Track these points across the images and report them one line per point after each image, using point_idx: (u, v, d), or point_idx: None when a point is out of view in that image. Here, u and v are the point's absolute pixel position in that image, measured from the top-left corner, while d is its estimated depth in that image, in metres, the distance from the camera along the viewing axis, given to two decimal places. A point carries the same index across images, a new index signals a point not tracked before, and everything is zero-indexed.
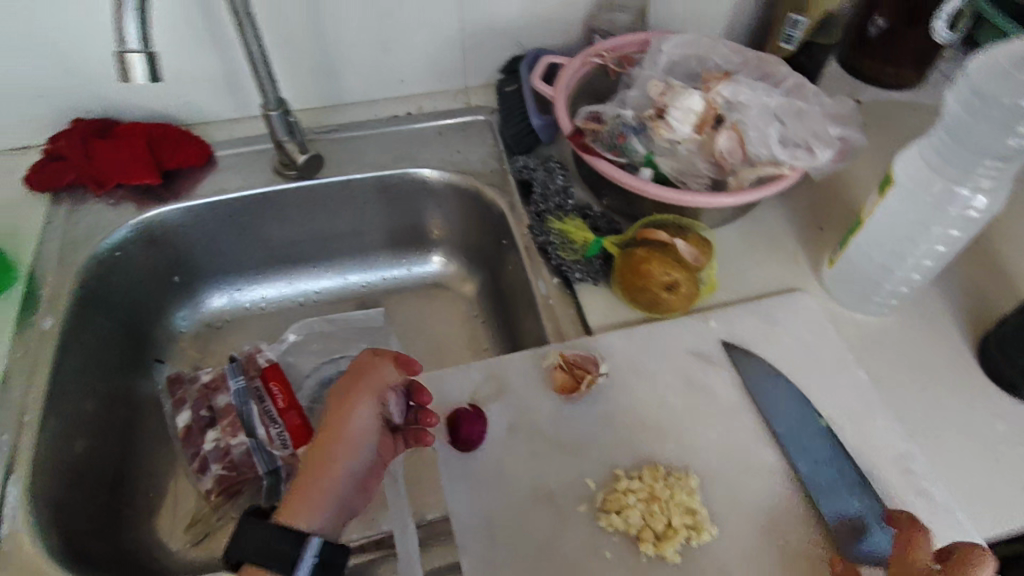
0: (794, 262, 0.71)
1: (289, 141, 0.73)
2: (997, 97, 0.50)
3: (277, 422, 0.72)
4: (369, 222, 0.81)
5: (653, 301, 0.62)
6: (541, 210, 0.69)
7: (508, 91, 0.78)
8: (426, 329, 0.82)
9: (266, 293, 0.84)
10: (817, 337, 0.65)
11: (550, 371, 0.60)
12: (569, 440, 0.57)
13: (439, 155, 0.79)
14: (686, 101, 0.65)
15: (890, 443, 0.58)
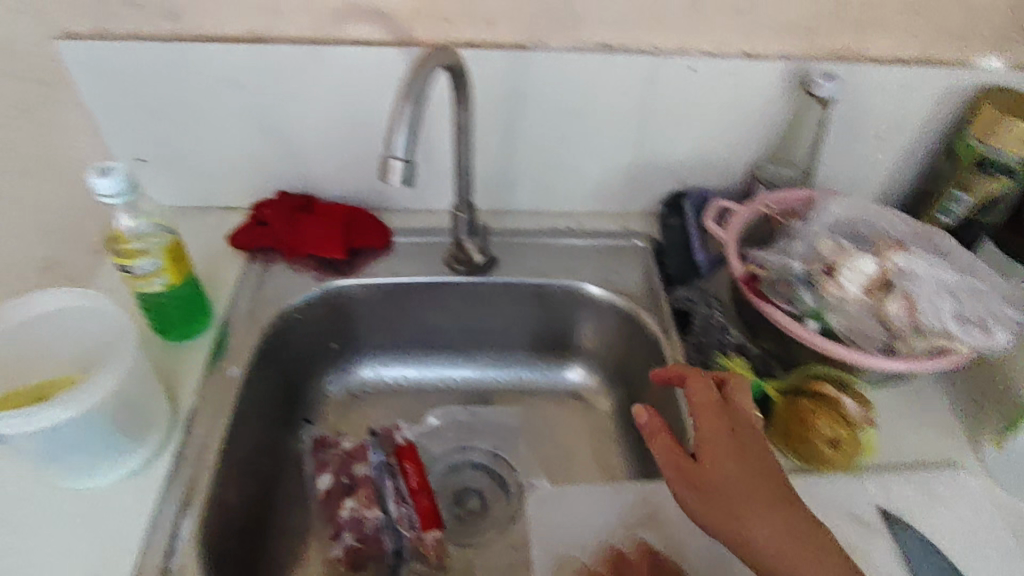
0: (951, 436, 0.70)
1: (467, 241, 0.80)
2: None
3: (406, 501, 0.74)
4: (519, 322, 0.86)
5: (813, 454, 0.64)
6: (702, 343, 0.73)
7: (670, 223, 0.84)
8: (556, 435, 0.84)
9: (409, 373, 0.88)
10: (979, 520, 0.63)
11: None
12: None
13: (597, 272, 0.84)
14: (859, 265, 0.68)
15: None
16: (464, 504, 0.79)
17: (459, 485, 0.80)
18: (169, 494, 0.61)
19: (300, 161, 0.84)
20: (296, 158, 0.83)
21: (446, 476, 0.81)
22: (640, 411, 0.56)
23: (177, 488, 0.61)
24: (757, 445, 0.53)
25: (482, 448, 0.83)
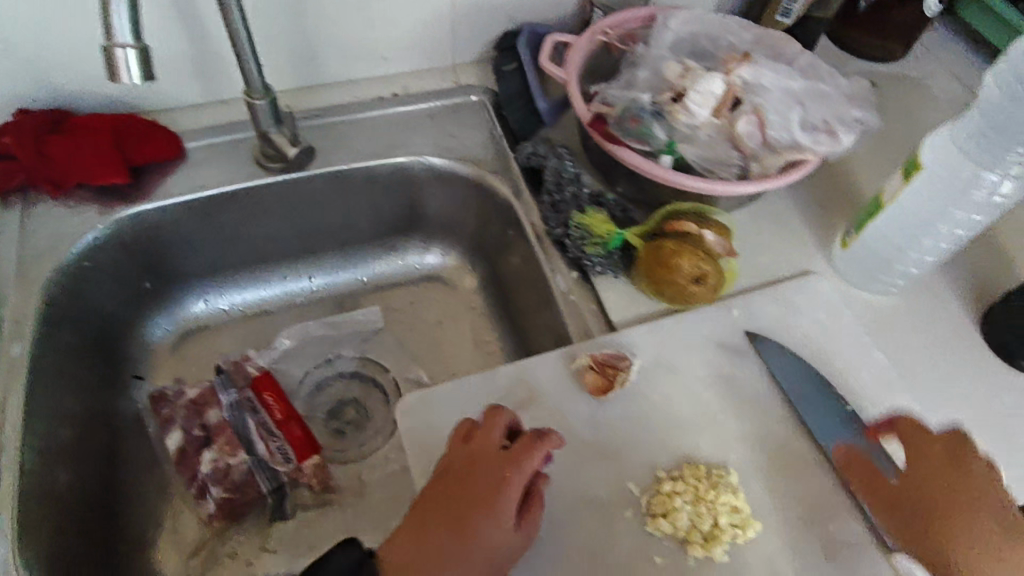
0: (802, 244, 0.71)
1: (275, 132, 0.67)
2: None
3: (275, 434, 0.68)
4: (359, 214, 0.77)
5: (680, 294, 0.61)
6: (556, 201, 0.66)
7: (505, 70, 0.74)
8: (427, 326, 0.79)
9: (246, 296, 0.77)
10: (831, 317, 0.66)
11: (581, 373, 0.58)
12: (606, 448, 0.55)
13: (431, 141, 0.75)
14: (708, 85, 0.63)
15: (910, 422, 0.60)
16: (340, 419, 0.74)
17: (331, 402, 0.75)
18: None
19: (25, 65, 0.64)
20: (17, 62, 0.63)
21: (316, 395, 0.75)
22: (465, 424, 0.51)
23: None
24: None
25: (347, 355, 0.77)
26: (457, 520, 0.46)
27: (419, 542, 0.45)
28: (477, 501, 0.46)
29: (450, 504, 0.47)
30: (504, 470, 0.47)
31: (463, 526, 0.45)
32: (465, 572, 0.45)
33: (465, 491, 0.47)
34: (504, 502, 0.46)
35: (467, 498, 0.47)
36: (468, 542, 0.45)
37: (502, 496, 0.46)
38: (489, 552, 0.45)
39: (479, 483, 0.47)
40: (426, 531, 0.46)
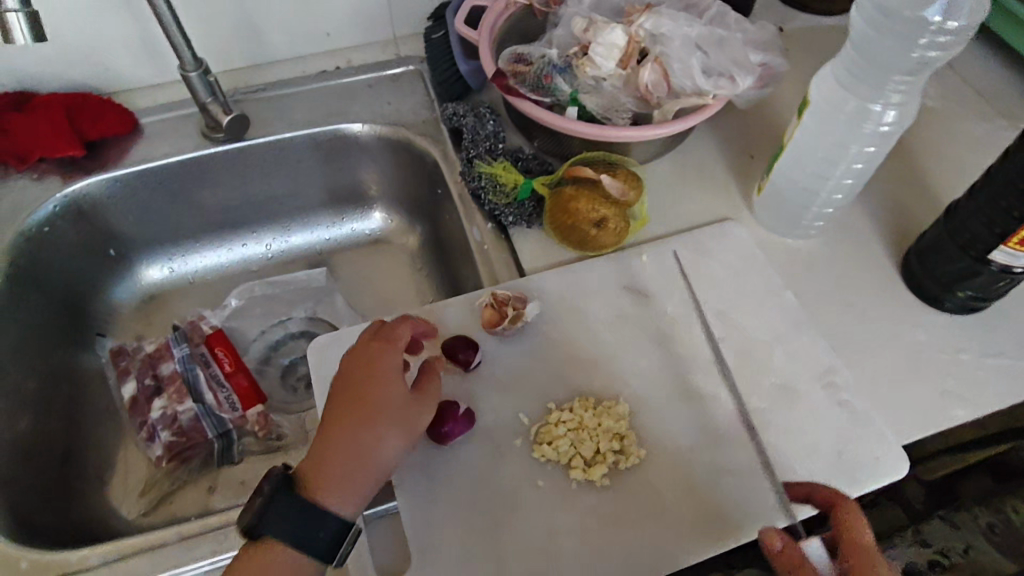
0: (724, 192, 0.72)
1: (212, 103, 0.72)
2: (899, 10, 0.51)
3: (224, 386, 0.73)
4: (306, 182, 0.81)
5: (583, 239, 0.64)
6: (471, 155, 0.69)
7: (434, 38, 0.78)
8: (374, 286, 0.83)
9: (205, 262, 0.83)
10: (744, 261, 0.67)
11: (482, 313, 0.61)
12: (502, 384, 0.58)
13: (369, 108, 0.79)
14: (608, 37, 0.65)
15: (815, 358, 0.61)
16: (291, 376, 0.78)
17: (283, 358, 0.79)
18: None
19: None
20: None
21: (267, 351, 0.79)
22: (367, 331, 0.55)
23: None
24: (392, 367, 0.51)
25: (298, 316, 0.81)
26: (357, 404, 0.49)
27: (331, 437, 0.49)
28: (370, 382, 0.50)
29: (349, 398, 0.50)
30: (378, 352, 0.51)
31: (364, 406, 0.49)
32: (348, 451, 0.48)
33: (348, 388, 0.51)
34: (391, 375, 0.51)
35: (351, 390, 0.50)
36: (372, 416, 0.49)
37: (384, 370, 0.51)
38: (396, 416, 0.50)
39: (367, 367, 0.51)
40: (333, 423, 0.49)
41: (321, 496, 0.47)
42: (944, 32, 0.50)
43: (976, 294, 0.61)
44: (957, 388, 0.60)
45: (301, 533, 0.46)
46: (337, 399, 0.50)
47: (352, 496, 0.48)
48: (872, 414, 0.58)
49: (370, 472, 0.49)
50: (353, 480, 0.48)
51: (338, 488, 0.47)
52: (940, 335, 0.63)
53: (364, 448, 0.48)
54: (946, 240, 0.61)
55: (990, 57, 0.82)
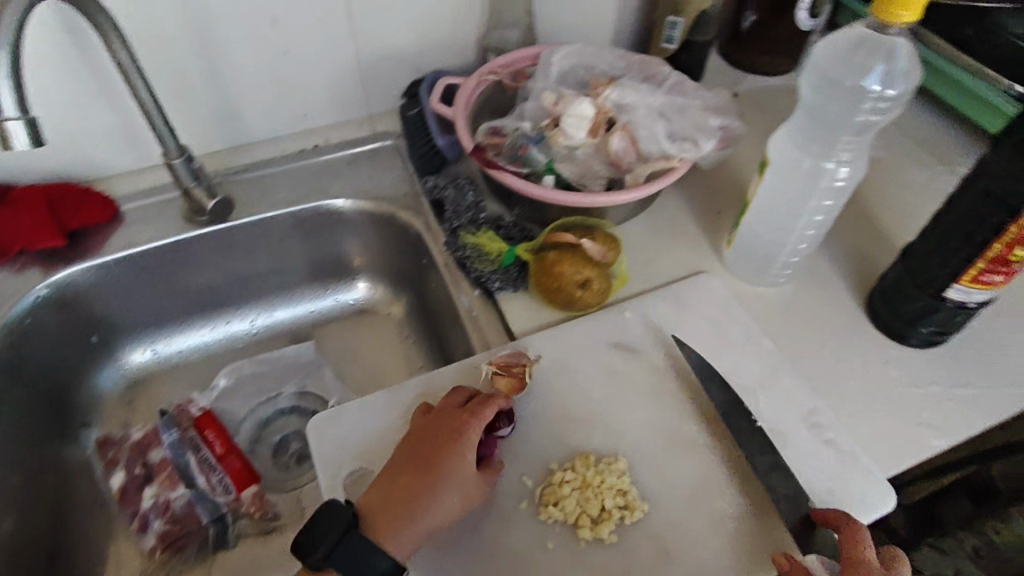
0: (697, 246, 0.76)
1: (196, 188, 0.73)
2: (842, 79, 0.56)
3: (216, 468, 0.72)
4: (289, 259, 0.83)
5: (570, 300, 0.66)
6: (455, 226, 0.72)
7: (410, 114, 0.81)
8: (362, 356, 0.84)
9: (189, 343, 0.83)
10: (722, 311, 0.70)
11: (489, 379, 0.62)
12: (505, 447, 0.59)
13: (350, 185, 0.81)
14: (578, 109, 0.70)
15: (798, 401, 0.64)
16: (282, 454, 0.77)
17: (273, 436, 0.79)
18: None
19: None
20: None
21: (258, 430, 0.79)
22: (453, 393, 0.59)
23: None
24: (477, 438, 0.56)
25: (287, 392, 0.81)
26: (428, 466, 0.54)
27: (399, 487, 0.53)
28: (447, 446, 0.55)
29: (423, 455, 0.55)
30: (462, 423, 0.56)
31: (435, 470, 0.54)
32: (416, 502, 0.53)
33: (434, 441, 0.55)
34: (467, 450, 0.54)
35: (434, 446, 0.55)
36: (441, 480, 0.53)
37: (462, 442, 0.55)
38: (461, 486, 0.54)
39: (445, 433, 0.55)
40: (404, 472, 0.54)
41: (380, 537, 0.52)
42: (883, 99, 0.55)
43: (937, 328, 0.66)
44: (931, 419, 0.64)
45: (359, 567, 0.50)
46: (418, 453, 0.55)
47: (404, 545, 0.52)
48: (857, 450, 0.61)
49: (424, 528, 0.53)
50: (409, 529, 0.52)
51: (395, 534, 0.52)
52: (910, 369, 0.67)
53: (427, 502, 0.53)
54: (905, 280, 0.66)
55: (922, 109, 0.90)
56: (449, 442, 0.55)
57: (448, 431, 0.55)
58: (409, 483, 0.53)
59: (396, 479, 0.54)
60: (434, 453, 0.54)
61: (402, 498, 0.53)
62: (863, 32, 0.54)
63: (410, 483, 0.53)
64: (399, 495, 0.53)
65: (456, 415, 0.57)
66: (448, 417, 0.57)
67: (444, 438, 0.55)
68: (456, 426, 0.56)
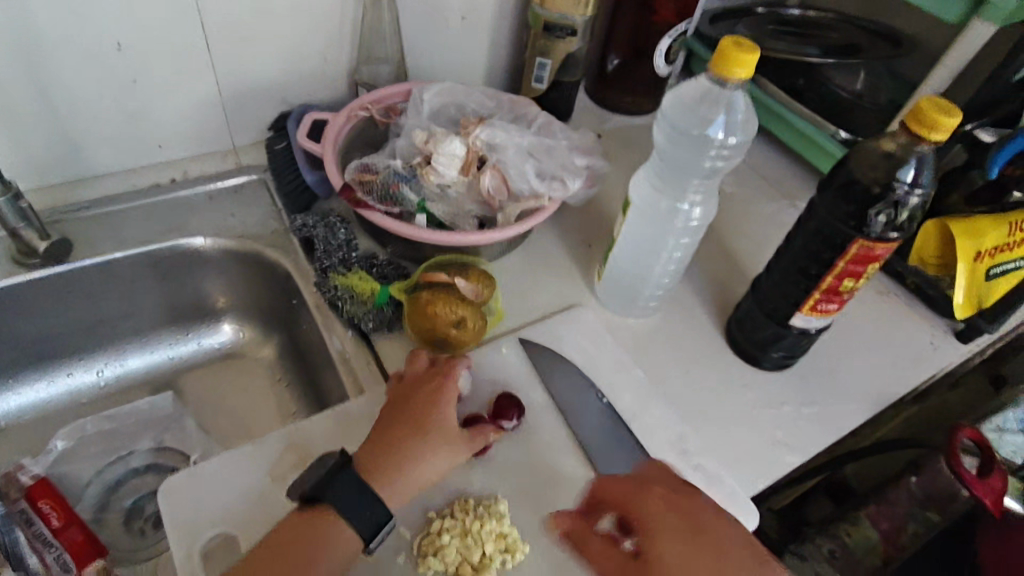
0: (571, 279, 0.78)
1: (25, 228, 0.66)
2: (689, 129, 0.60)
3: (52, 545, 0.63)
4: (142, 302, 0.76)
5: (444, 340, 0.65)
6: (325, 267, 0.70)
7: (278, 148, 0.78)
8: (228, 405, 0.78)
9: (16, 402, 0.73)
10: (595, 344, 0.72)
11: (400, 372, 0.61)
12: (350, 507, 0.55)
13: (211, 222, 0.76)
14: (449, 148, 0.70)
15: (667, 428, 0.67)
16: (137, 519, 0.71)
17: (125, 500, 0.71)
18: None
19: None
20: None
21: (105, 495, 0.71)
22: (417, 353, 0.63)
23: None
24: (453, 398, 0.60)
25: (140, 449, 0.74)
26: (412, 421, 0.57)
27: (387, 441, 0.55)
28: (433, 402, 0.58)
29: (408, 408, 0.57)
30: (446, 379, 0.60)
31: (422, 424, 0.56)
32: (406, 453, 0.55)
33: (415, 399, 0.58)
34: (450, 401, 0.58)
35: (416, 405, 0.58)
36: (432, 432, 0.56)
37: (444, 398, 0.58)
38: (446, 439, 0.57)
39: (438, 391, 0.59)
40: (389, 426, 0.57)
41: (379, 487, 0.53)
42: (725, 147, 0.60)
43: (785, 353, 0.72)
44: (784, 438, 0.69)
45: (354, 509, 0.52)
46: (407, 407, 0.58)
47: (403, 494, 0.53)
48: (721, 472, 0.65)
49: (419, 478, 0.55)
50: (400, 476, 0.54)
51: (389, 481, 0.53)
52: (764, 391, 0.73)
53: (417, 454, 0.55)
54: (755, 310, 0.71)
55: (766, 148, 0.99)
56: (432, 398, 0.58)
57: (432, 389, 0.59)
58: (401, 436, 0.55)
59: (385, 435, 0.56)
60: (434, 405, 0.58)
61: (392, 451, 0.55)
62: (706, 84, 0.58)
63: (407, 434, 0.56)
64: (387, 448, 0.55)
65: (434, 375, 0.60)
66: (423, 377, 0.60)
67: (437, 394, 0.59)
68: (437, 387, 0.59)
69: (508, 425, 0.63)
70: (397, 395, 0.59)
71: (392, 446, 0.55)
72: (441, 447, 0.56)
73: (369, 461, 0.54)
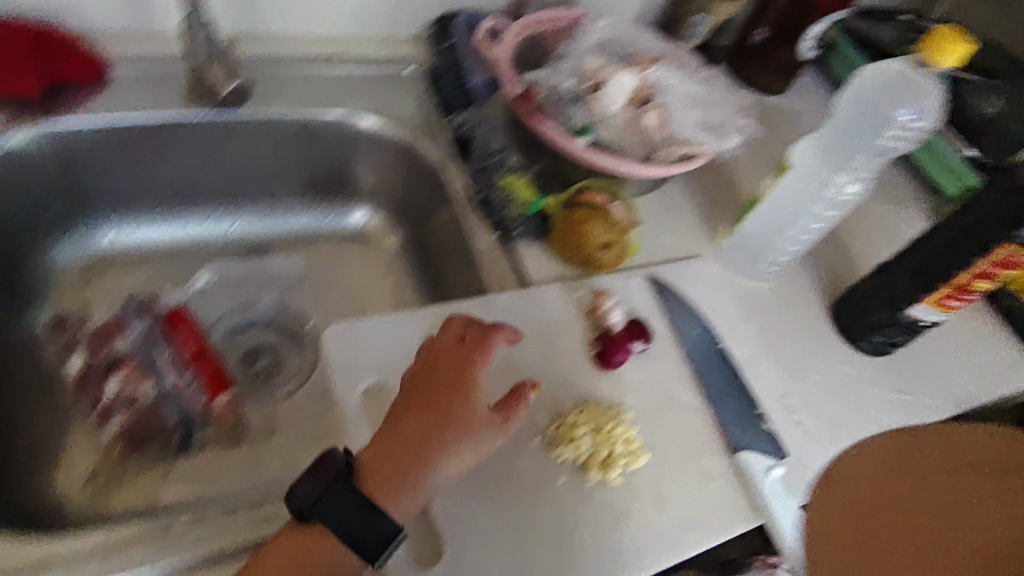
0: (696, 231, 0.81)
1: (208, 65, 0.68)
2: (880, 104, 0.63)
3: (186, 370, 0.67)
4: (288, 167, 0.78)
5: (588, 258, 0.69)
6: (483, 167, 0.73)
7: (441, 48, 0.79)
8: (347, 281, 0.81)
9: (159, 235, 0.76)
10: (714, 294, 0.76)
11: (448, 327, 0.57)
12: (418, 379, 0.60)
13: (370, 103, 0.78)
14: (620, 81, 0.72)
15: (773, 384, 0.71)
16: (254, 364, 0.74)
17: (245, 347, 0.75)
18: None
19: None
20: None
21: (229, 339, 0.75)
22: (450, 320, 0.57)
23: None
24: (471, 384, 0.54)
25: (265, 303, 0.77)
26: (439, 413, 0.52)
27: (401, 434, 0.51)
28: (463, 390, 0.53)
29: (432, 396, 0.53)
30: (474, 358, 0.55)
31: (446, 417, 0.52)
32: (439, 450, 0.51)
33: (438, 378, 0.54)
34: (476, 385, 0.54)
35: (439, 385, 0.53)
36: (459, 428, 0.52)
37: (472, 381, 0.53)
38: (472, 433, 0.52)
39: (451, 374, 0.54)
40: (402, 422, 0.52)
41: (377, 495, 0.49)
42: (908, 130, 0.63)
43: (888, 339, 0.76)
44: (876, 416, 0.73)
45: (353, 531, 0.47)
46: (434, 394, 0.53)
47: (409, 506, 0.50)
48: (818, 433, 0.69)
49: (434, 484, 0.51)
50: (409, 486, 0.50)
51: (393, 489, 0.49)
52: (861, 371, 0.76)
53: (442, 454, 0.51)
54: (873, 293, 0.74)
55: None
56: (441, 389, 0.53)
57: (464, 372, 0.54)
58: (408, 431, 0.51)
59: (397, 425, 0.52)
60: (454, 395, 0.53)
61: (421, 447, 0.51)
62: (898, 72, 0.63)
63: (428, 430, 0.51)
64: (405, 445, 0.51)
65: (461, 353, 0.55)
66: (455, 353, 0.55)
67: (456, 384, 0.53)
68: (459, 374, 0.54)
69: (638, 348, 0.66)
70: (417, 377, 0.54)
71: (424, 443, 0.51)
72: (469, 444, 0.52)
73: (371, 459, 0.50)
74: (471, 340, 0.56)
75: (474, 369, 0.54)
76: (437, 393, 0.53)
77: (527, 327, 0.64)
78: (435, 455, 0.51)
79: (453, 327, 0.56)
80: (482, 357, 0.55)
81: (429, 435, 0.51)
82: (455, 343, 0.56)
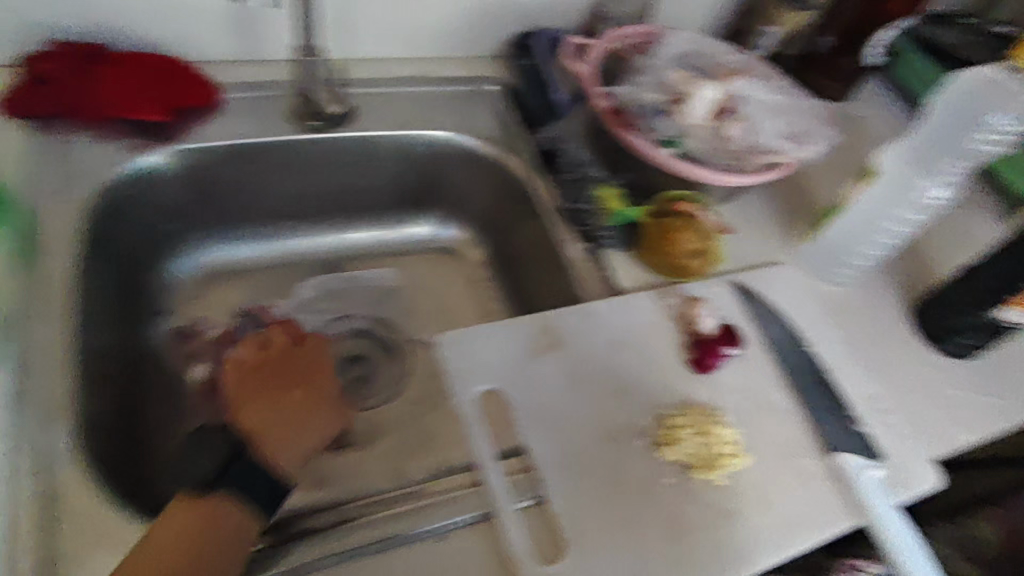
0: (774, 239, 0.83)
1: (319, 90, 0.72)
2: (972, 109, 0.65)
3: None
4: (381, 183, 0.82)
5: (678, 266, 0.72)
6: (572, 178, 0.75)
7: (523, 65, 0.84)
8: (436, 292, 0.84)
9: (263, 252, 0.81)
10: (796, 300, 0.77)
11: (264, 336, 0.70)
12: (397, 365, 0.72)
13: (457, 121, 0.82)
14: (704, 92, 0.74)
15: (861, 386, 0.72)
16: (352, 370, 0.77)
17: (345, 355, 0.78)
18: (22, 416, 0.51)
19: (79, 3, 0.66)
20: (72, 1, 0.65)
21: (330, 348, 0.78)
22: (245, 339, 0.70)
23: (33, 405, 0.52)
24: (317, 365, 0.69)
25: (361, 315, 0.81)
26: (300, 385, 0.66)
27: (257, 415, 0.60)
28: (315, 367, 0.68)
29: (282, 375, 0.66)
30: (310, 353, 0.70)
31: (309, 387, 0.66)
32: (314, 415, 0.64)
33: (292, 371, 0.67)
34: (329, 367, 0.69)
35: (293, 374, 0.67)
36: (320, 397, 0.65)
37: (325, 373, 0.68)
38: (331, 402, 0.65)
39: (312, 361, 0.69)
40: (254, 411, 0.60)
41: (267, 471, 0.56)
42: (1000, 135, 0.65)
43: (973, 340, 0.76)
44: (964, 418, 0.74)
45: (245, 492, 0.53)
46: (269, 377, 0.65)
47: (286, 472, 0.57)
48: (910, 433, 0.70)
49: (297, 447, 0.60)
50: (286, 438, 0.59)
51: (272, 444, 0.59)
52: (946, 373, 0.77)
53: (314, 416, 0.63)
54: (956, 295, 0.75)
55: None
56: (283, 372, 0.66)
57: (293, 356, 0.68)
58: (277, 407, 0.62)
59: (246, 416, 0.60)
60: (275, 376, 0.66)
61: (292, 413, 0.62)
62: (993, 76, 0.65)
63: (306, 399, 0.65)
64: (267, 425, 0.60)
65: (291, 348, 0.69)
66: (281, 348, 0.69)
67: (319, 372, 0.68)
68: (308, 358, 0.69)
69: (731, 352, 0.68)
70: (251, 380, 0.65)
71: (293, 415, 0.62)
72: (334, 410, 0.66)
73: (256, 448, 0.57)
74: (308, 342, 0.71)
75: (321, 361, 0.69)
76: (304, 376, 0.67)
77: (625, 333, 0.67)
78: (318, 411, 0.64)
79: (278, 330, 0.71)
80: (315, 346, 0.71)
81: (298, 409, 0.63)
82: (287, 348, 0.70)
